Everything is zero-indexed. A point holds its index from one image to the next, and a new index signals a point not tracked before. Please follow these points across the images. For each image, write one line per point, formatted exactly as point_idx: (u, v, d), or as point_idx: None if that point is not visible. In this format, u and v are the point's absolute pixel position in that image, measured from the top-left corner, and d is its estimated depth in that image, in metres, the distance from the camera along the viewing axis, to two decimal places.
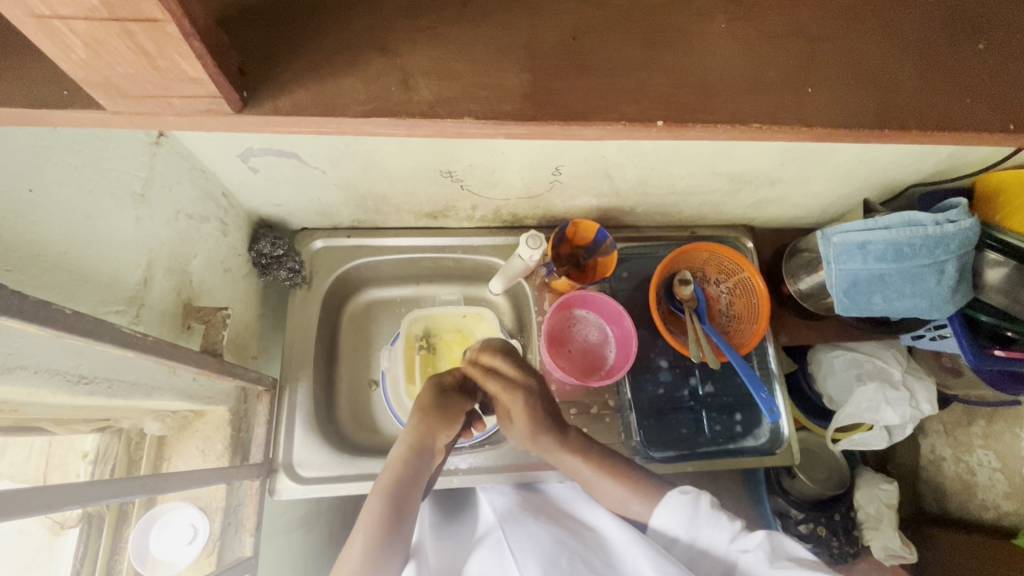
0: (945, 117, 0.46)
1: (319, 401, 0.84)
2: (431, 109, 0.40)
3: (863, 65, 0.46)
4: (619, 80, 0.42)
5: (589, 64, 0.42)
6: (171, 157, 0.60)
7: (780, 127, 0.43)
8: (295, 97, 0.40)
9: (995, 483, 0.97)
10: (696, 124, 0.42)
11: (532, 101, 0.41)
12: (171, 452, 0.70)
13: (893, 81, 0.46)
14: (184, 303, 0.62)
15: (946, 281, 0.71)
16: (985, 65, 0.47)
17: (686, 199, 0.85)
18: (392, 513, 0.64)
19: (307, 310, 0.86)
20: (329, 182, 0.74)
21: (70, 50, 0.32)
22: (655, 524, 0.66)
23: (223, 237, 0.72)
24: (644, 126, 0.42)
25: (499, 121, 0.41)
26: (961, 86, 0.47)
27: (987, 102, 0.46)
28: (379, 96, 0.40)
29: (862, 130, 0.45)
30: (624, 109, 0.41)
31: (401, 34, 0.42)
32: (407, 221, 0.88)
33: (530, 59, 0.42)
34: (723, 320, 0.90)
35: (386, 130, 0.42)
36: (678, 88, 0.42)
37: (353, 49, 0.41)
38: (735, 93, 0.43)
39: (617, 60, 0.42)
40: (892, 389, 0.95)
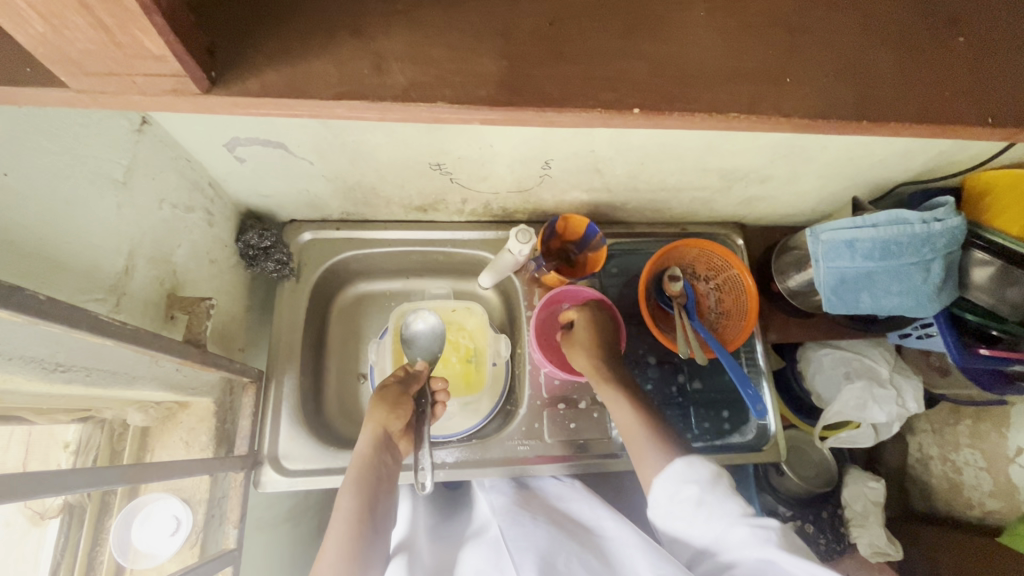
0: (925, 111, 0.46)
1: (304, 393, 0.84)
2: (409, 95, 0.40)
3: (845, 58, 0.46)
4: (601, 70, 0.42)
5: (570, 52, 0.42)
6: (155, 145, 0.59)
7: (760, 118, 0.43)
8: (268, 80, 0.39)
9: (981, 482, 0.98)
10: (676, 114, 0.42)
11: (513, 88, 0.41)
12: (155, 443, 0.70)
13: (874, 73, 0.46)
14: (167, 293, 0.62)
15: (932, 280, 0.71)
16: (967, 60, 0.47)
17: (676, 194, 0.85)
18: (362, 509, 0.64)
19: (295, 302, 0.86)
20: (317, 173, 0.73)
21: (33, 25, 0.32)
22: (664, 480, 0.64)
23: (209, 226, 0.72)
24: (623, 116, 0.41)
25: (477, 108, 0.40)
26: (940, 81, 0.47)
27: (969, 98, 0.46)
28: (358, 81, 0.40)
29: (844, 123, 0.44)
30: (604, 98, 0.41)
31: (381, 20, 0.41)
32: (396, 214, 0.87)
33: (512, 47, 0.41)
34: (712, 316, 0.90)
35: (365, 116, 0.41)
36: (660, 78, 0.42)
37: (329, 34, 0.41)
38: (716, 83, 0.43)
39: (598, 47, 0.42)
40: (880, 388, 0.96)
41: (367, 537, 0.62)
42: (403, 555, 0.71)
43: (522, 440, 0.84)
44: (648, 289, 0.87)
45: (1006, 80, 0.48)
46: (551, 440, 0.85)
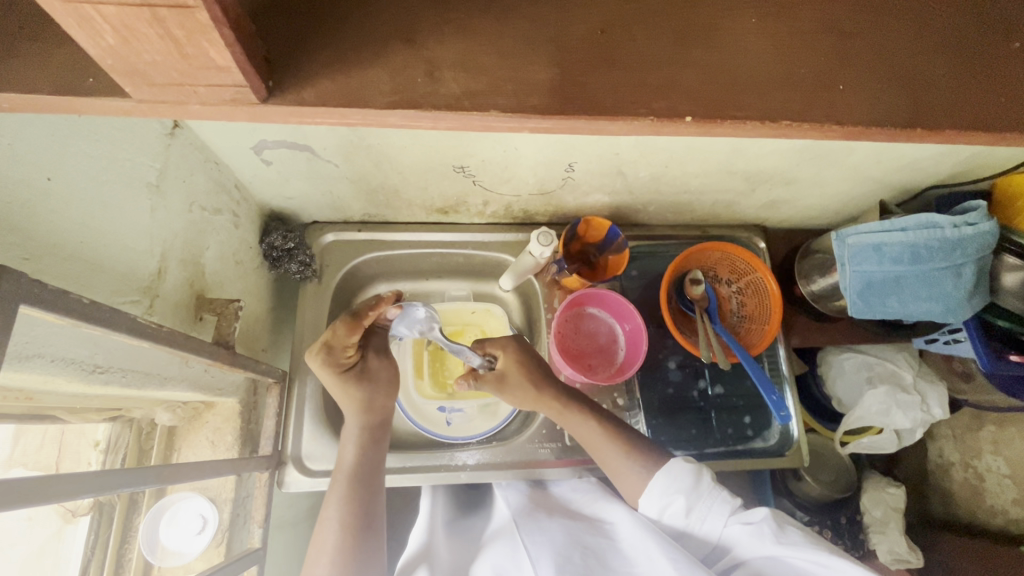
0: (978, 118, 0.45)
1: (327, 393, 0.84)
2: (458, 102, 0.40)
3: (897, 63, 0.45)
4: (650, 74, 0.41)
5: (619, 56, 0.42)
6: (185, 148, 0.60)
7: (810, 125, 0.43)
8: (320, 88, 0.39)
9: (1004, 489, 0.98)
10: (725, 120, 0.41)
11: (561, 94, 0.41)
12: (182, 442, 0.71)
13: (925, 77, 0.45)
14: (196, 294, 0.62)
15: (962, 285, 0.70)
16: (1016, 68, 0.46)
17: (700, 197, 0.85)
18: (357, 480, 0.68)
19: (316, 304, 0.86)
20: (342, 176, 0.74)
21: (102, 37, 0.32)
22: (649, 493, 0.64)
23: (235, 229, 0.73)
24: (673, 123, 0.41)
25: (527, 115, 0.40)
26: (994, 86, 0.46)
27: (1017, 106, 0.46)
28: (405, 87, 0.40)
29: (894, 128, 0.44)
30: (655, 105, 0.41)
31: (425, 26, 0.41)
32: (417, 216, 0.88)
33: (558, 52, 0.41)
34: (733, 320, 0.89)
35: (410, 124, 0.41)
36: (709, 82, 0.42)
37: (375, 40, 0.41)
38: (766, 90, 0.42)
39: (648, 54, 0.42)
40: (904, 393, 0.96)
41: (367, 508, 0.67)
42: (425, 562, 0.72)
43: (543, 443, 0.84)
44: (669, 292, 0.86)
45: None
46: (572, 444, 0.84)
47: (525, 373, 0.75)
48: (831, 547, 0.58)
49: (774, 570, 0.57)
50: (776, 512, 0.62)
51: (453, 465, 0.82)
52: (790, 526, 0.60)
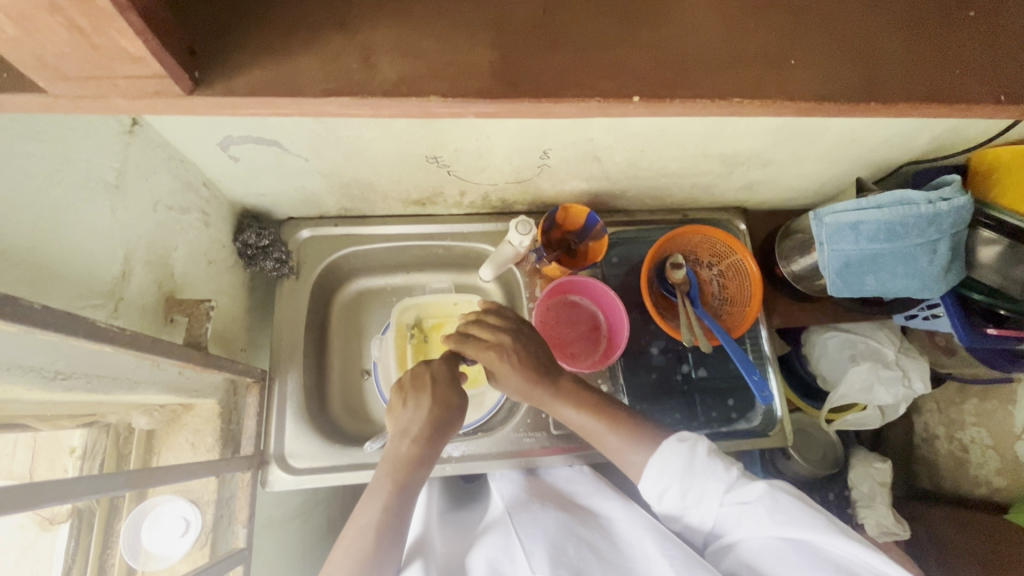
0: (934, 93, 0.45)
1: (308, 391, 0.84)
2: (397, 88, 0.39)
3: (851, 38, 0.44)
4: (598, 56, 0.41)
5: (565, 39, 0.41)
6: (146, 146, 0.58)
7: (763, 103, 0.42)
8: (257, 78, 0.39)
9: (987, 459, 0.99)
10: (677, 101, 0.41)
11: (510, 78, 0.40)
12: (161, 446, 0.70)
13: (880, 51, 0.45)
14: (166, 296, 0.61)
15: (938, 261, 0.71)
16: (977, 40, 0.46)
17: (677, 181, 0.84)
18: (401, 491, 0.64)
19: (295, 301, 0.85)
20: (313, 170, 0.73)
21: (5, 29, 0.31)
22: (647, 479, 0.64)
23: (206, 228, 0.71)
24: (622, 103, 0.40)
25: (470, 100, 0.39)
26: (950, 59, 0.45)
27: (979, 78, 0.45)
28: (344, 75, 0.39)
29: (850, 103, 0.43)
30: (603, 86, 0.40)
31: (370, 11, 0.40)
32: (394, 209, 0.87)
33: (500, 36, 0.40)
34: (715, 303, 0.89)
35: (354, 112, 0.40)
36: (659, 64, 0.41)
37: (319, 29, 0.40)
38: (716, 69, 0.42)
39: (594, 35, 0.41)
40: (885, 369, 0.97)
41: (403, 518, 0.63)
42: (420, 560, 0.70)
43: (529, 433, 0.84)
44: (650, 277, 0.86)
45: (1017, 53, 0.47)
46: (559, 432, 0.84)
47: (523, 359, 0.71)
48: (823, 517, 0.58)
49: (766, 547, 0.58)
50: (771, 483, 0.62)
51: (439, 458, 0.81)
52: (787, 496, 0.60)
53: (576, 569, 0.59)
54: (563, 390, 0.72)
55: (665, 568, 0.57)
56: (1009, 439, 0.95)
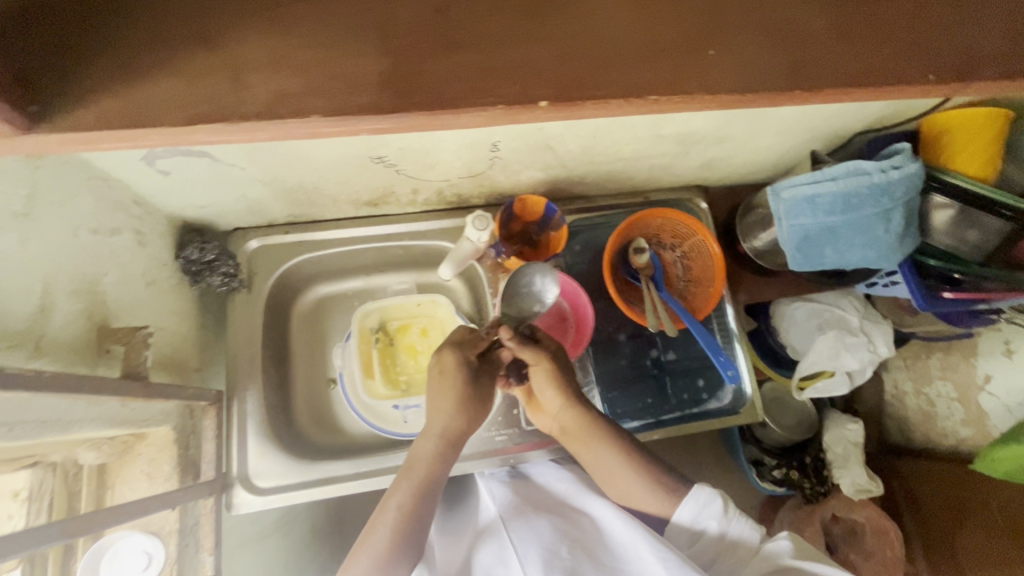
0: (864, 74, 0.43)
1: (271, 405, 0.81)
2: (269, 110, 0.36)
3: (771, 20, 0.43)
4: (503, 52, 0.39)
5: (459, 36, 0.39)
6: (59, 168, 0.54)
7: (685, 97, 0.40)
8: (97, 111, 0.35)
9: (953, 412, 1.02)
10: (586, 102, 0.38)
11: (395, 86, 0.37)
12: (115, 480, 0.67)
13: (802, 33, 0.43)
14: (98, 326, 0.57)
15: (893, 230, 0.71)
16: (901, 13, 0.45)
17: (635, 163, 0.82)
18: (422, 495, 0.65)
19: (250, 315, 0.82)
20: (253, 178, 0.69)
21: None
22: (681, 518, 0.64)
23: (141, 247, 0.67)
24: (527, 110, 0.38)
25: (350, 117, 0.37)
26: (877, 36, 0.44)
27: (908, 55, 0.44)
28: (200, 97, 0.36)
29: (774, 94, 0.42)
30: (504, 91, 0.38)
31: (227, 19, 0.37)
32: (346, 211, 0.84)
33: (388, 40, 0.38)
34: (680, 285, 0.89)
35: (227, 139, 0.37)
36: (568, 58, 0.39)
37: (169, 46, 0.37)
38: (633, 61, 0.40)
39: (489, 29, 0.39)
40: (851, 336, 0.98)
41: (419, 524, 0.64)
42: None
43: (500, 431, 0.84)
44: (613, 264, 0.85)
45: (953, 19, 0.45)
46: (529, 427, 0.84)
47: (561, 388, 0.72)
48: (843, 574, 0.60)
49: None
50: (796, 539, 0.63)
51: None
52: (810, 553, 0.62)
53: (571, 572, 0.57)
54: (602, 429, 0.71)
55: None
56: (973, 393, 0.97)
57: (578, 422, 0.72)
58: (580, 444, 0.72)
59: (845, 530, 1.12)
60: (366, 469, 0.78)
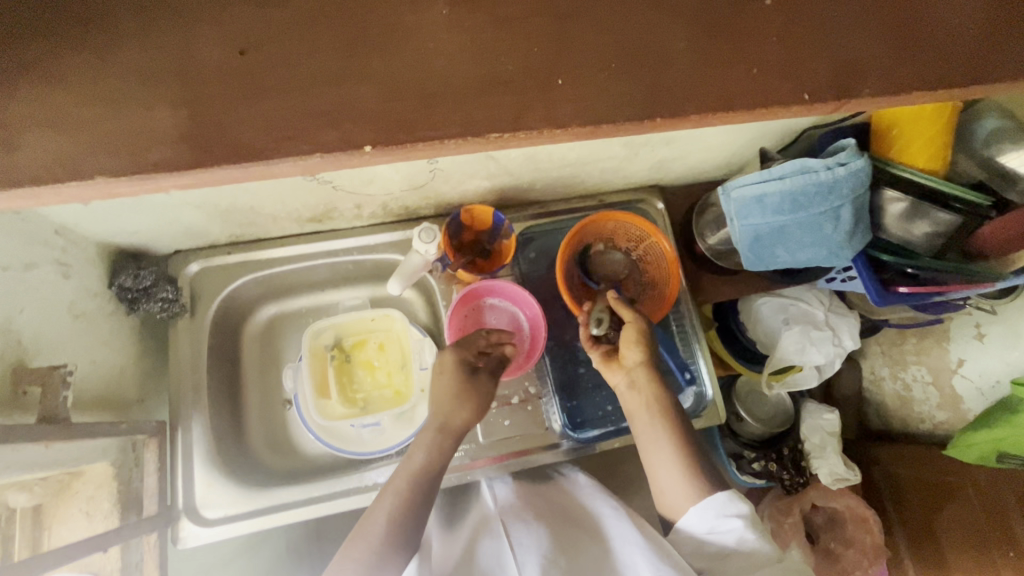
0: (728, 96, 0.42)
1: (220, 432, 0.79)
2: (51, 171, 0.35)
3: (619, 42, 0.41)
4: (320, 99, 0.37)
5: (272, 82, 0.37)
6: None
7: (526, 135, 0.39)
8: None
9: (929, 396, 1.02)
10: (414, 145, 0.38)
11: (193, 142, 0.37)
12: (52, 520, 0.61)
13: (662, 56, 0.41)
14: (13, 365, 0.56)
15: (842, 228, 0.70)
16: (773, 26, 0.43)
17: (585, 168, 0.80)
18: (418, 481, 0.65)
19: (194, 341, 0.79)
20: (181, 202, 0.67)
21: None
22: (702, 509, 0.61)
23: (66, 280, 0.65)
24: (350, 156, 0.37)
25: (156, 177, 0.36)
26: (739, 56, 0.42)
27: (780, 75, 0.43)
28: (3, 163, 0.35)
29: (630, 123, 0.40)
30: (321, 139, 0.37)
31: (38, 74, 0.36)
32: (289, 229, 0.81)
33: (184, 92, 0.37)
34: (636, 287, 0.86)
35: (14, 204, 0.37)
36: (393, 100, 0.38)
37: None
38: (461, 97, 0.38)
39: (309, 71, 0.37)
40: (817, 331, 0.99)
41: (418, 510, 0.64)
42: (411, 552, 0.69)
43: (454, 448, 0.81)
44: (570, 265, 0.83)
45: (866, 20, 0.44)
46: (487, 442, 0.82)
47: (647, 363, 0.71)
48: None
49: None
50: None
51: (363, 486, 0.77)
52: None
53: None
54: (668, 414, 0.68)
55: None
56: (948, 374, 0.97)
57: (654, 391, 0.70)
58: (641, 429, 0.70)
59: (825, 519, 1.12)
60: (319, 493, 0.76)
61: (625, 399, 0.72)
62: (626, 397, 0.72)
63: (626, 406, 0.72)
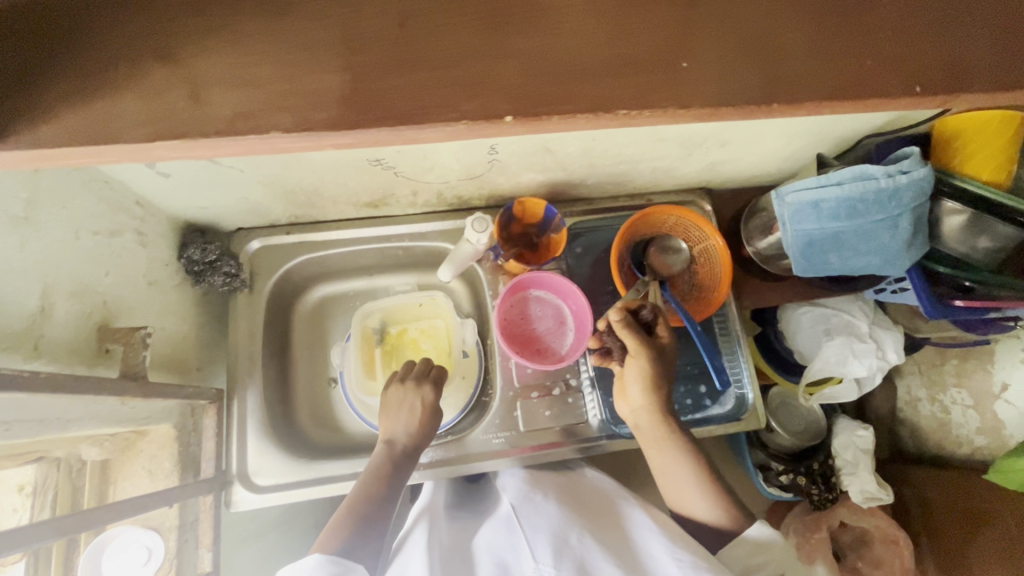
0: (848, 85, 0.43)
1: (271, 406, 0.82)
2: (232, 125, 0.37)
3: (749, 28, 0.42)
4: (464, 68, 0.39)
5: (422, 57, 0.39)
6: (61, 172, 0.55)
7: (654, 112, 0.40)
8: (66, 122, 0.36)
9: (968, 419, 0.99)
10: (551, 117, 0.39)
11: (354, 104, 0.38)
12: (116, 475, 0.68)
13: (785, 42, 0.43)
14: (98, 325, 0.59)
15: (900, 237, 0.69)
16: (892, 24, 0.44)
17: (636, 166, 0.81)
18: (375, 483, 0.66)
19: (251, 315, 0.83)
20: (252, 180, 0.70)
21: None
22: (737, 544, 0.63)
23: (143, 248, 0.68)
24: (494, 124, 0.39)
25: (317, 132, 0.38)
26: (859, 49, 0.43)
27: (896, 67, 0.43)
28: (167, 114, 0.37)
29: (750, 106, 0.41)
30: (468, 107, 0.38)
31: (193, 41, 0.38)
32: (346, 212, 0.84)
33: (349, 58, 0.38)
34: (685, 288, 0.87)
35: (192, 152, 0.38)
36: (530, 73, 0.39)
37: (132, 62, 0.38)
38: (600, 75, 0.40)
39: (457, 44, 0.39)
40: (859, 342, 0.97)
41: (374, 511, 0.63)
42: (425, 522, 0.71)
43: (497, 433, 0.83)
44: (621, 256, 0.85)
45: (957, 26, 0.45)
46: (528, 430, 0.83)
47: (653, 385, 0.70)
48: None
49: None
50: None
51: None
52: None
53: (580, 559, 0.58)
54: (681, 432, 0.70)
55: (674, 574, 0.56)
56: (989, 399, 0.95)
57: (658, 418, 0.71)
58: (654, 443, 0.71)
59: (853, 538, 1.09)
60: (362, 469, 0.78)
61: (637, 412, 0.72)
62: (637, 409, 0.72)
63: (639, 420, 0.72)
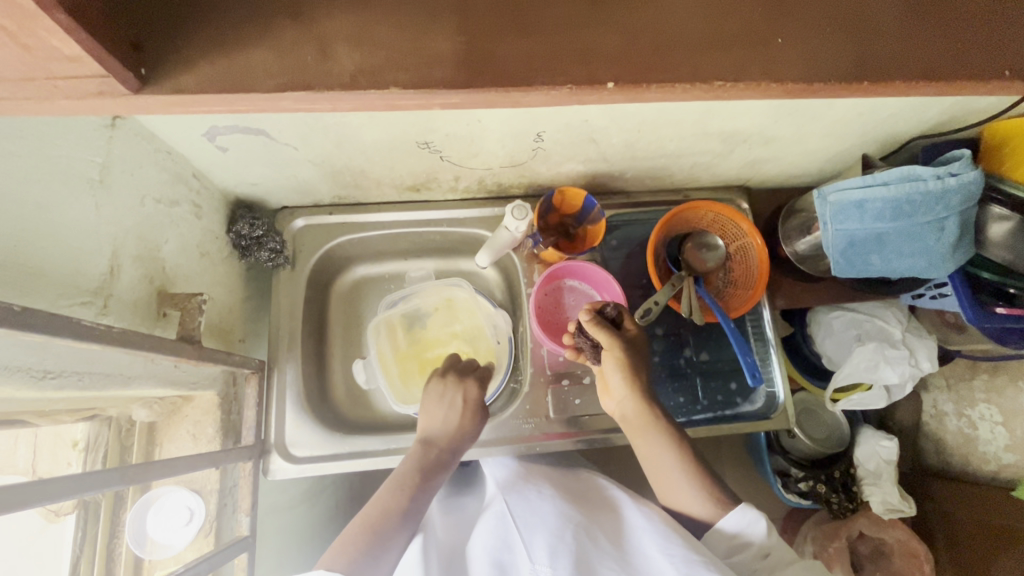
0: (935, 70, 0.45)
1: (308, 380, 0.84)
2: (354, 80, 0.39)
3: (841, 10, 0.44)
4: (569, 40, 0.41)
5: (531, 25, 0.41)
6: (131, 139, 0.58)
7: (746, 86, 0.42)
8: (204, 73, 0.39)
9: (997, 436, 0.96)
10: (651, 87, 0.41)
11: (468, 69, 0.40)
12: (162, 437, 0.71)
13: (876, 24, 0.44)
14: (158, 290, 0.62)
15: (946, 239, 0.69)
16: (980, 19, 0.46)
17: (677, 161, 0.82)
18: (395, 489, 0.67)
19: (291, 291, 0.85)
20: (303, 158, 0.72)
21: None
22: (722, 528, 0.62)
23: (197, 220, 0.71)
24: (594, 91, 0.41)
25: (436, 91, 0.39)
26: (946, 37, 0.45)
27: (982, 54, 0.45)
28: (295, 68, 0.39)
29: (834, 86, 0.43)
30: (572, 74, 0.40)
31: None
32: (388, 195, 0.86)
33: (466, 24, 0.40)
34: (720, 284, 0.87)
35: (310, 105, 0.40)
36: (632, 47, 0.41)
37: (263, 21, 0.40)
38: (696, 50, 0.42)
39: (567, 16, 0.41)
40: (892, 349, 0.95)
41: (389, 520, 0.63)
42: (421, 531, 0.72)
43: (527, 418, 0.84)
44: (658, 250, 0.85)
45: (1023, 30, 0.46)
46: (560, 416, 0.84)
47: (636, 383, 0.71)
48: None
49: None
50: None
51: None
52: None
53: (575, 556, 0.58)
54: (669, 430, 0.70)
55: (666, 568, 0.55)
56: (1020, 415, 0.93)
57: (645, 416, 0.71)
58: (642, 444, 0.72)
59: (872, 549, 1.08)
60: (396, 446, 0.80)
61: (623, 413, 0.74)
62: (622, 409, 0.74)
63: (626, 419, 0.73)
